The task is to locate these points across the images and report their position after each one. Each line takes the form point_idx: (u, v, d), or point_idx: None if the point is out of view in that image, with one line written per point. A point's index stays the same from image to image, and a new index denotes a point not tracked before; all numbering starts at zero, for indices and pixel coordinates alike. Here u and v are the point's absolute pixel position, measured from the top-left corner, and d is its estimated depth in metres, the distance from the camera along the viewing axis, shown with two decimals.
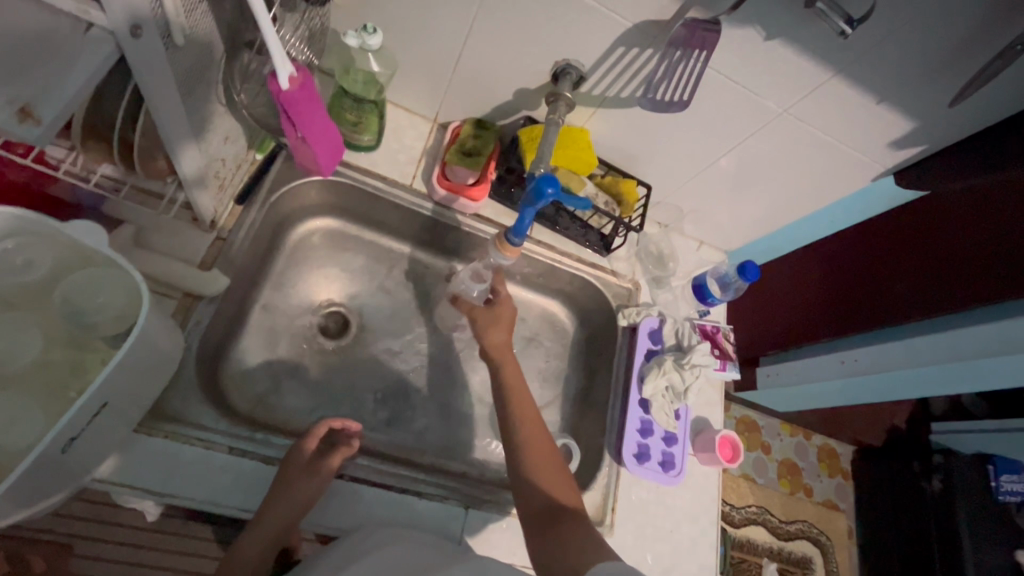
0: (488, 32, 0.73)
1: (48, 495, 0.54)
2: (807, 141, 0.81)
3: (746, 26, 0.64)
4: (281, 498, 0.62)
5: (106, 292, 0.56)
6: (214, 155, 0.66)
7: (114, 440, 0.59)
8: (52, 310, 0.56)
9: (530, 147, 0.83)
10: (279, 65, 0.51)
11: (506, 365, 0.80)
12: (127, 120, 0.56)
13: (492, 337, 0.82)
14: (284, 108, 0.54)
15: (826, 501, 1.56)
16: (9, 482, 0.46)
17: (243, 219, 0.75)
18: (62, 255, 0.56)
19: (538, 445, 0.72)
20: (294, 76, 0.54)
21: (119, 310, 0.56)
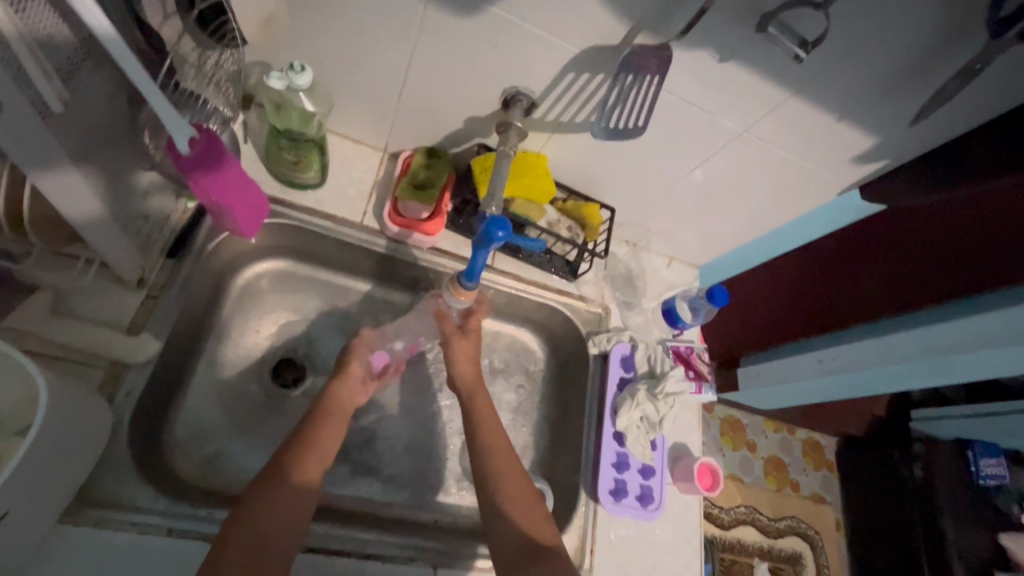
0: (429, 61, 0.68)
1: None
2: (771, 160, 0.78)
3: (698, 50, 0.61)
4: (288, 492, 0.59)
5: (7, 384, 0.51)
6: (135, 212, 0.60)
7: (31, 539, 0.53)
8: None
9: (484, 178, 0.79)
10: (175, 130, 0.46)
11: (478, 397, 0.75)
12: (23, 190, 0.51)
13: (463, 366, 0.77)
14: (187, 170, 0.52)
15: (813, 496, 1.55)
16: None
17: (175, 274, 0.70)
18: None
19: (507, 467, 0.68)
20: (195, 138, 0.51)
21: (25, 397, 0.51)
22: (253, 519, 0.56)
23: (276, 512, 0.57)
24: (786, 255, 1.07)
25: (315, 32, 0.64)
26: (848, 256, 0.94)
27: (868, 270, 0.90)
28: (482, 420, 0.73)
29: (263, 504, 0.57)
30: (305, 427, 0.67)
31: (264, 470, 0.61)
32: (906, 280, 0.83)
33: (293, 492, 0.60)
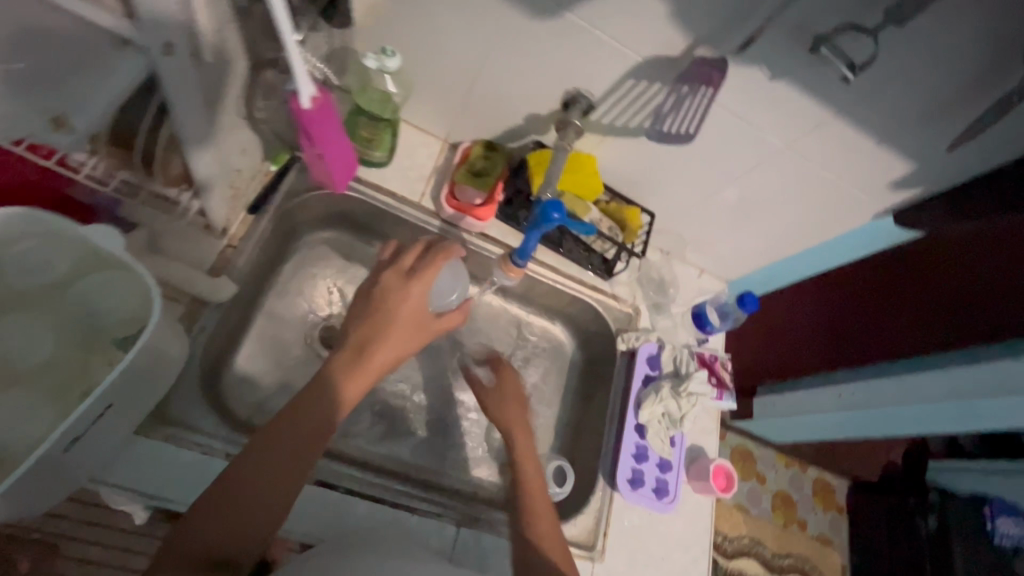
0: (503, 57, 0.75)
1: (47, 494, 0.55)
2: (808, 179, 0.83)
3: (752, 67, 0.67)
4: (256, 486, 0.55)
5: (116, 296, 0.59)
6: (231, 166, 0.67)
7: (114, 442, 0.59)
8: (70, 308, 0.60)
9: (538, 171, 0.85)
10: (301, 86, 0.52)
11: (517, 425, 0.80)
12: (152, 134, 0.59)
13: (503, 412, 0.82)
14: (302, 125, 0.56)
15: (820, 537, 1.51)
16: (12, 477, 0.48)
17: (254, 229, 0.77)
18: (79, 257, 0.58)
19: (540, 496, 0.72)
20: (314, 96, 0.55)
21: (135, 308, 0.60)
22: (251, 478, 0.55)
23: (266, 470, 0.56)
24: (814, 277, 1.09)
25: (406, 21, 0.72)
26: (876, 292, 0.97)
27: (893, 308, 0.93)
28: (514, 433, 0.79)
29: (267, 461, 0.56)
30: (326, 388, 0.63)
31: (269, 422, 0.59)
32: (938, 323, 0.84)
33: (293, 456, 0.58)
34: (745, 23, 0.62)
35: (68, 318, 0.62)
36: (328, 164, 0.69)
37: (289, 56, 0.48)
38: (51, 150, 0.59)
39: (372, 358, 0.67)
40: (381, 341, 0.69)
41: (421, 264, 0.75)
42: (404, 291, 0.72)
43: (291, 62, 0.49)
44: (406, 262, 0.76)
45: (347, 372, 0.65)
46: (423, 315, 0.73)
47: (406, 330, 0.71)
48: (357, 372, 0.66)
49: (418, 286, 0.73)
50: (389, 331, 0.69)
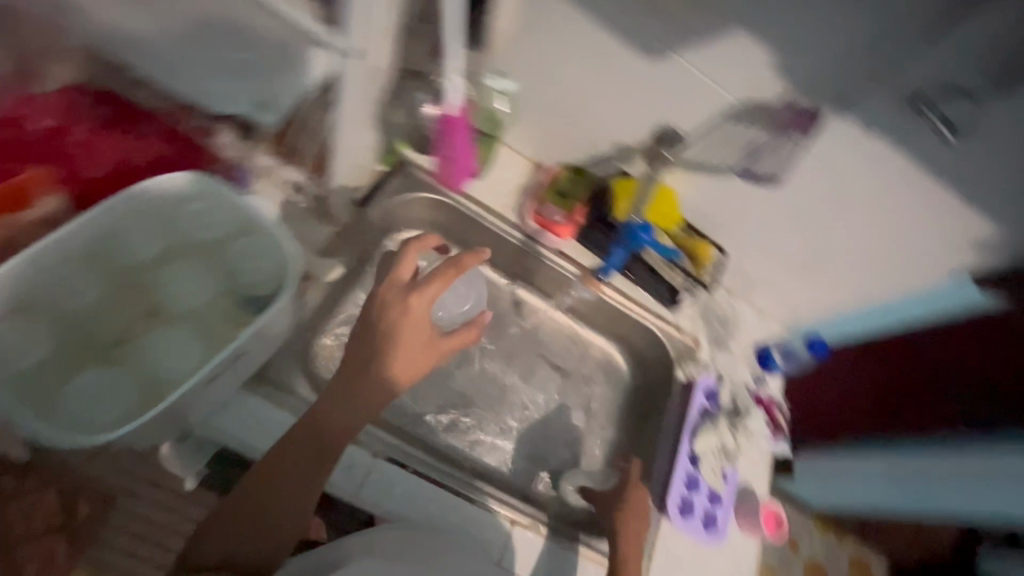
0: (605, 89, 0.81)
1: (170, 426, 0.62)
2: (886, 232, 0.85)
3: (848, 118, 0.70)
4: (262, 526, 0.54)
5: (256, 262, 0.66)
6: (353, 161, 0.75)
7: (224, 391, 0.66)
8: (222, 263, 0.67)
9: (623, 197, 0.90)
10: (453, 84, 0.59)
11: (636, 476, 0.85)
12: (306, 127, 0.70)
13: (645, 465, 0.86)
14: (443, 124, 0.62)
15: None
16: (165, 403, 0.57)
17: (357, 221, 0.85)
18: (230, 218, 0.63)
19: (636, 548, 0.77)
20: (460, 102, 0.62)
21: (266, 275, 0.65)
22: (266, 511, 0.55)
23: (278, 506, 0.55)
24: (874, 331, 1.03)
25: (522, 48, 0.79)
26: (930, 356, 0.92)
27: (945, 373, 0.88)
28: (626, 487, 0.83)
29: (265, 495, 0.55)
30: (326, 415, 0.59)
31: (259, 462, 0.56)
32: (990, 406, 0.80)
33: (301, 483, 0.57)
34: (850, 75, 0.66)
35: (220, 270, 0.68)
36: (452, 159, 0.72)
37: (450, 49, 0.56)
38: (213, 128, 0.71)
39: (364, 377, 0.61)
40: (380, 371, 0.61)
41: (422, 283, 0.65)
42: (401, 307, 0.63)
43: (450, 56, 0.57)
44: (402, 276, 0.65)
45: (358, 392, 0.61)
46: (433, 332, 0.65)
47: (410, 350, 0.63)
48: (354, 393, 0.60)
49: (425, 298, 0.65)
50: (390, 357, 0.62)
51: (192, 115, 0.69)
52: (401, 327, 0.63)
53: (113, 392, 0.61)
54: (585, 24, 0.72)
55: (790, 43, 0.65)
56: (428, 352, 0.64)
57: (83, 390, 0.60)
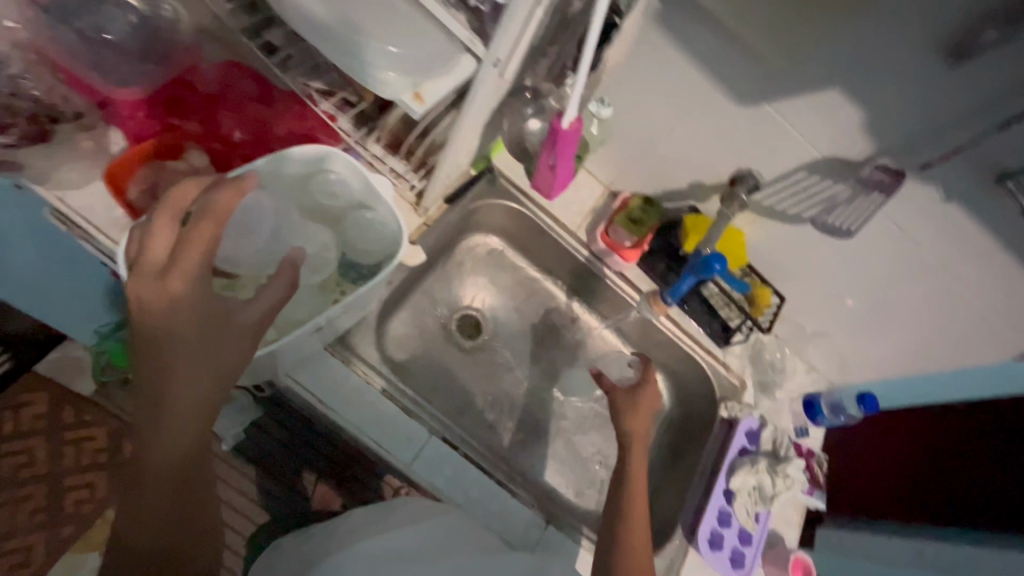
0: (694, 128, 0.86)
1: (264, 369, 0.69)
2: (952, 302, 0.86)
3: (928, 185, 0.74)
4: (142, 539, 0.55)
5: (369, 233, 0.70)
6: (457, 163, 0.82)
7: (311, 348, 0.73)
8: (341, 231, 0.71)
9: (694, 233, 0.95)
10: (571, 108, 0.61)
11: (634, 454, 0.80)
12: (417, 126, 0.77)
13: (630, 425, 0.83)
14: (554, 139, 0.65)
15: None
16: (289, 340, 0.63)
17: (443, 217, 0.91)
18: (362, 192, 0.69)
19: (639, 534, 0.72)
20: (574, 120, 0.64)
21: (376, 249, 0.70)
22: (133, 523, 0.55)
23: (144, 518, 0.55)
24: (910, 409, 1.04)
25: (623, 82, 0.86)
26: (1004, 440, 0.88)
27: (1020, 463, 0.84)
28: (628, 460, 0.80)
29: (139, 508, 0.55)
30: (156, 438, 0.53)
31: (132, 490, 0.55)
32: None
33: (175, 498, 0.56)
34: (937, 144, 0.69)
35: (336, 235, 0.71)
36: (552, 176, 0.73)
37: (578, 80, 0.58)
38: (334, 115, 0.75)
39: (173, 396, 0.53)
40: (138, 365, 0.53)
41: (179, 240, 0.52)
42: (161, 292, 0.52)
43: (576, 84, 0.59)
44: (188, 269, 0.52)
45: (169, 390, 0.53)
46: (220, 312, 0.54)
47: (196, 351, 0.53)
48: (169, 405, 0.53)
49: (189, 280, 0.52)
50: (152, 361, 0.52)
51: (318, 102, 0.74)
52: (168, 313, 0.52)
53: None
54: (687, 66, 0.78)
55: (880, 106, 0.70)
56: (222, 336, 0.54)
57: None
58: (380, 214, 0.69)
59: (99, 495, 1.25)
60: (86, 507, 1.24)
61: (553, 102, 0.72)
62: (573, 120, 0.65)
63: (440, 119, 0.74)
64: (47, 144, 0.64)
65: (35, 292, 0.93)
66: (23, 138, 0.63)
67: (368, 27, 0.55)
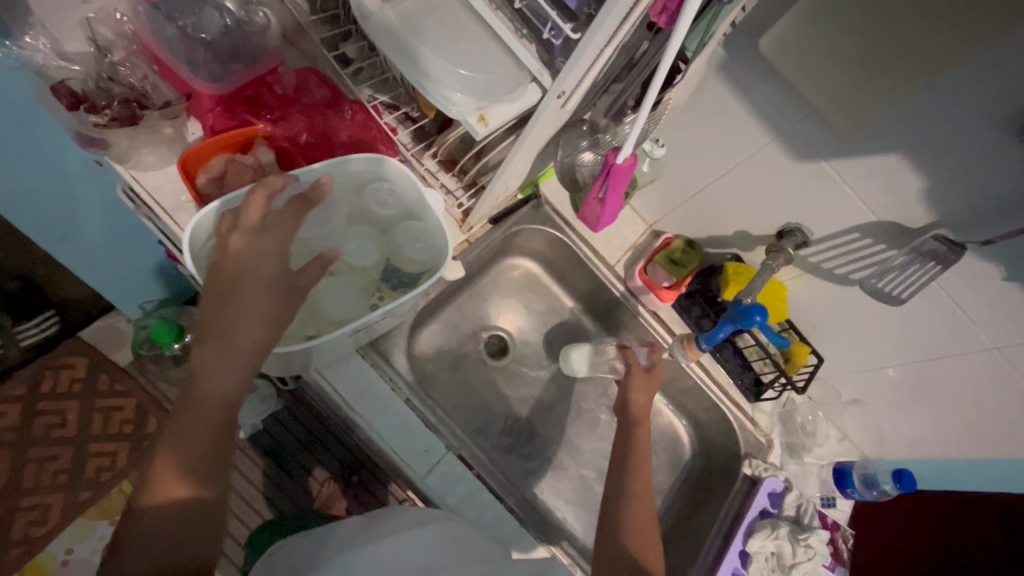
0: (745, 177, 0.86)
1: (298, 363, 0.71)
2: (1006, 387, 0.82)
3: (987, 261, 0.71)
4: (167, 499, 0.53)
5: (416, 244, 0.70)
6: (506, 187, 0.84)
7: (345, 349, 0.75)
8: (386, 239, 0.73)
9: (735, 281, 0.92)
10: (627, 145, 0.62)
11: (643, 426, 0.81)
12: (474, 147, 0.79)
13: (638, 399, 0.85)
14: (606, 173, 0.66)
15: None
16: (324, 337, 0.65)
17: (486, 236, 0.93)
18: (413, 204, 0.72)
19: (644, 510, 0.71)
20: (628, 156, 0.65)
21: (421, 262, 0.71)
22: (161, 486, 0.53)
23: (174, 473, 0.54)
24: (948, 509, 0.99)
25: (679, 126, 0.87)
26: None
27: None
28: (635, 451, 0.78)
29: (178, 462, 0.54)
30: (206, 387, 0.56)
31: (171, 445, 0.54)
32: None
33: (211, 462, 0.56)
34: (1002, 221, 0.67)
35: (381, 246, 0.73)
36: (601, 210, 0.74)
37: (637, 121, 0.59)
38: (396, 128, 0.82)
39: (233, 344, 0.56)
40: (204, 318, 0.57)
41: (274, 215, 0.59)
42: (250, 248, 0.57)
43: (634, 125, 0.60)
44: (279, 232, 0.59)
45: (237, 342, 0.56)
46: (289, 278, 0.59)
47: (265, 306, 0.57)
48: (231, 356, 0.56)
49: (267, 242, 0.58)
50: (222, 309, 0.56)
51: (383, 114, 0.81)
52: (250, 266, 0.57)
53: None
54: (745, 116, 0.79)
55: (943, 176, 0.68)
56: (289, 301, 0.59)
57: None
58: (427, 226, 0.71)
59: (120, 464, 1.29)
60: (105, 474, 1.28)
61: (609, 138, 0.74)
62: (627, 157, 0.65)
63: (496, 141, 0.76)
64: (134, 128, 0.68)
65: (91, 262, 0.97)
66: (114, 120, 0.66)
67: (445, 46, 0.58)
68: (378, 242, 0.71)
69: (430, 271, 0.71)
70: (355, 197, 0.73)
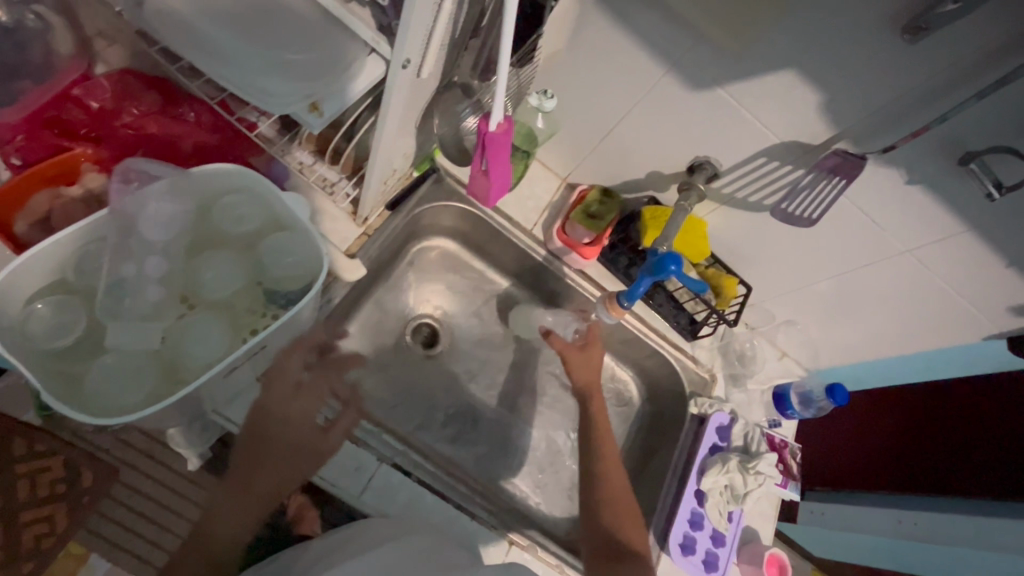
0: (644, 117, 0.81)
1: (187, 410, 0.64)
2: (922, 286, 0.82)
3: (889, 168, 0.69)
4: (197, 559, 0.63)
5: (294, 254, 0.64)
6: (392, 168, 0.76)
7: (241, 383, 0.69)
8: (255, 257, 0.65)
9: (653, 225, 0.89)
10: (495, 111, 0.58)
11: (595, 396, 0.86)
12: (347, 126, 0.71)
13: (582, 378, 0.88)
14: (484, 144, 0.62)
15: None
16: (194, 384, 0.56)
17: (388, 224, 0.85)
18: (268, 215, 0.65)
19: (615, 488, 0.76)
20: (502, 121, 0.61)
21: (305, 270, 0.63)
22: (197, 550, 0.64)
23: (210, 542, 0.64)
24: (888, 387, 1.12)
25: (565, 71, 0.81)
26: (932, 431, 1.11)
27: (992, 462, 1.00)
28: (599, 430, 0.83)
29: (211, 532, 0.65)
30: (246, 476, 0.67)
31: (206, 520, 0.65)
32: (960, 458, 1.05)
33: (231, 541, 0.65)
34: (896, 127, 0.65)
35: (254, 265, 0.65)
36: (488, 181, 0.70)
37: (497, 82, 0.54)
38: (255, 123, 0.70)
39: (260, 480, 0.66)
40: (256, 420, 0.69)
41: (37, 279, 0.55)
42: (285, 409, 0.69)
43: (496, 88, 0.55)
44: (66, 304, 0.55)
45: (275, 441, 0.68)
46: (313, 388, 0.72)
47: (282, 464, 0.67)
48: (266, 450, 0.67)
49: (299, 405, 0.70)
50: (269, 409, 0.68)
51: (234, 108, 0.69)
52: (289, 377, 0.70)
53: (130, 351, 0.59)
54: (631, 50, 0.73)
55: (832, 87, 0.65)
56: (310, 408, 0.71)
57: (107, 368, 0.58)
58: (301, 232, 0.63)
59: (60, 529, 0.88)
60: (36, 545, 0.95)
61: (487, 99, 0.68)
62: (502, 122, 0.62)
63: (364, 120, 0.69)
64: None
65: None
66: None
67: (253, 29, 0.52)
68: (243, 264, 0.65)
69: (313, 278, 0.63)
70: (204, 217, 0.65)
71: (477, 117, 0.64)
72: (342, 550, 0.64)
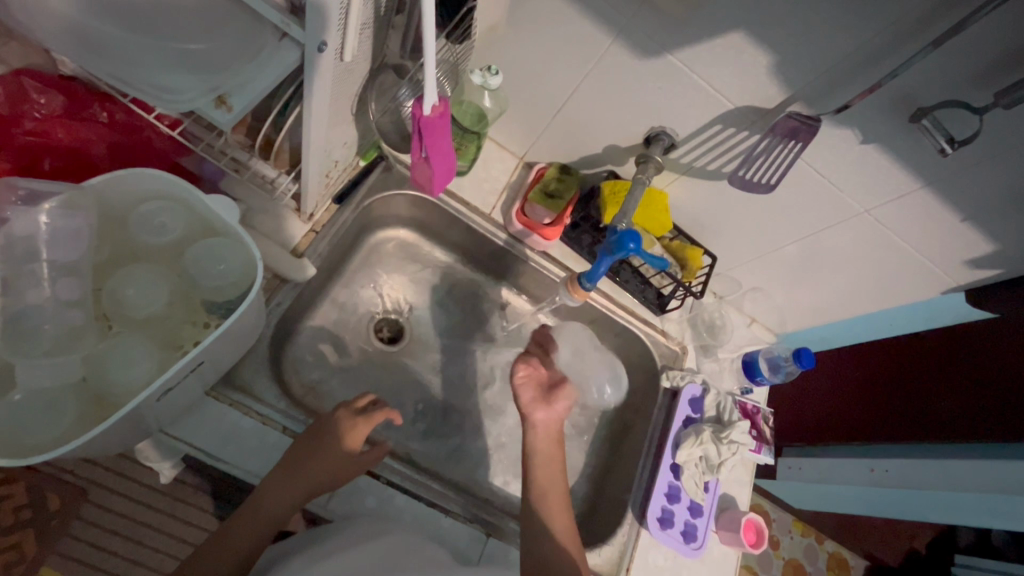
0: (593, 90, 0.78)
1: (128, 435, 0.61)
2: (881, 245, 0.82)
3: (842, 128, 0.68)
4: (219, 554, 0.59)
5: (226, 260, 0.60)
6: (332, 160, 0.72)
7: (189, 399, 0.65)
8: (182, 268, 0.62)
9: (613, 201, 0.86)
10: (427, 94, 0.54)
11: (557, 441, 0.79)
12: (277, 115, 0.66)
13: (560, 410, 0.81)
14: (420, 129, 0.59)
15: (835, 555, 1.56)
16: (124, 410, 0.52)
17: (336, 218, 0.81)
18: (190, 223, 0.62)
19: (555, 488, 0.75)
20: (436, 104, 0.58)
21: (239, 271, 0.60)
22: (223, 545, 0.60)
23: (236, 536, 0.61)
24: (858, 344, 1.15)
25: (508, 45, 0.77)
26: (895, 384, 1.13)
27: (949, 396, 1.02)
28: (549, 446, 0.79)
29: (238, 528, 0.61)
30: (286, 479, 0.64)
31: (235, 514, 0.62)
32: (929, 408, 1.06)
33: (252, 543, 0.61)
34: (846, 87, 0.64)
35: (178, 276, 0.63)
36: (431, 167, 0.67)
37: (425, 62, 0.50)
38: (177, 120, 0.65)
39: (296, 482, 0.64)
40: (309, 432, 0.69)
41: None
42: (337, 429, 0.69)
43: (425, 69, 0.51)
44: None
45: (320, 450, 0.67)
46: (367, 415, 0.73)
47: (323, 473, 0.66)
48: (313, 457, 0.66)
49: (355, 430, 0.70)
50: (325, 425, 0.69)
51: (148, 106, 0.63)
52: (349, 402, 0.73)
53: (43, 385, 0.54)
54: (573, 18, 0.69)
55: (779, 48, 0.63)
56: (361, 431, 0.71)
57: (17, 407, 0.52)
58: (228, 237, 0.60)
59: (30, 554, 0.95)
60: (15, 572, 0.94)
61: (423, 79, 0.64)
62: (436, 104, 0.59)
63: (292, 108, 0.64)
64: None
65: None
66: None
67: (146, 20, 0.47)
68: (167, 277, 0.62)
69: (250, 284, 0.60)
70: (113, 230, 0.62)
71: (412, 99, 0.60)
72: (308, 556, 0.62)
